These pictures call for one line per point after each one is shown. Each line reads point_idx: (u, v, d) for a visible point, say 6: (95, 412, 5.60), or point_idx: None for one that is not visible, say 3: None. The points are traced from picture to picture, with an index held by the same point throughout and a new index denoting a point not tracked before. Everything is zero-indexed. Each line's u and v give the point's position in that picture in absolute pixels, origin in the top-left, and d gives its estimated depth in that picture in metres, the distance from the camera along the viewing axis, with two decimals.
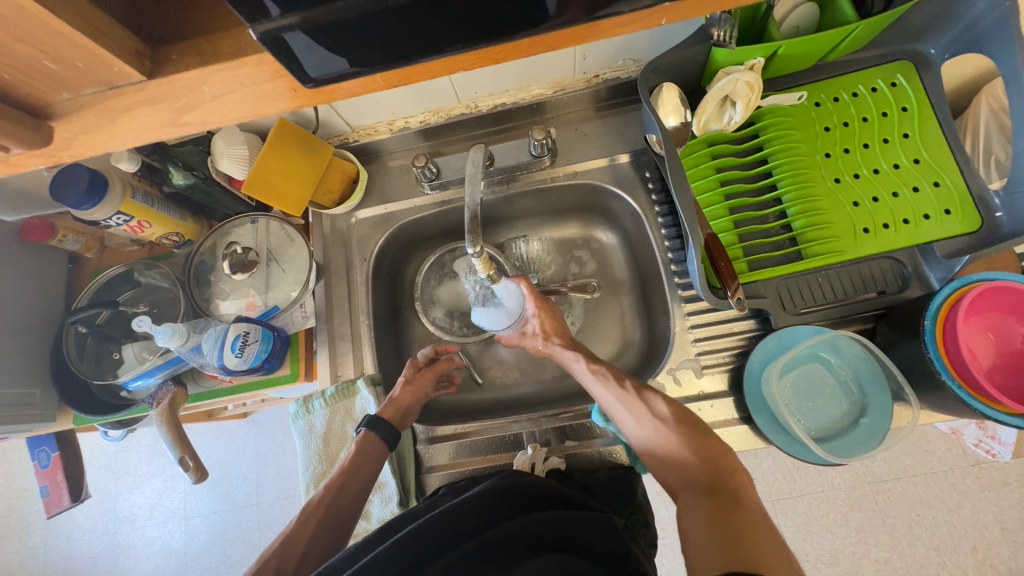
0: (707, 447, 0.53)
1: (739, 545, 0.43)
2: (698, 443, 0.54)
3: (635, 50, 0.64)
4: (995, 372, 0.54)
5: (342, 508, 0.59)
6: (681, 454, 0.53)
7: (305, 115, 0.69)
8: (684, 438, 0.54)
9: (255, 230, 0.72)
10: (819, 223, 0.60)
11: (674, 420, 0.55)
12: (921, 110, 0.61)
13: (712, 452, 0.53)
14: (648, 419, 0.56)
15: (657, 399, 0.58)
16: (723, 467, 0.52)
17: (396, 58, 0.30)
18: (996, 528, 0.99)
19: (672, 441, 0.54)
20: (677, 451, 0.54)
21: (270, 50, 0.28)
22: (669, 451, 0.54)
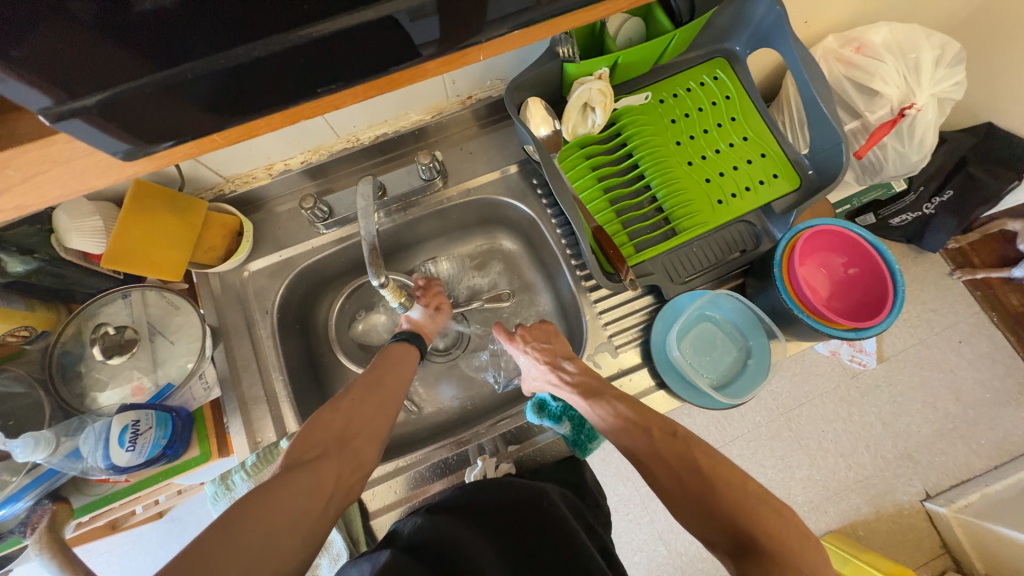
0: (749, 504, 0.47)
1: None
2: (734, 495, 0.47)
3: (500, 70, 0.69)
4: (833, 298, 0.66)
5: (377, 388, 0.60)
6: (716, 510, 0.47)
7: (166, 173, 0.63)
8: (702, 487, 0.49)
9: (129, 305, 0.64)
10: (683, 202, 0.69)
11: (690, 467, 0.50)
12: (740, 96, 0.73)
13: (740, 500, 0.47)
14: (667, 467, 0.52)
15: (669, 441, 0.53)
16: (770, 525, 0.45)
17: (237, 115, 0.31)
18: (879, 425, 1.19)
19: (705, 491, 0.49)
20: (711, 508, 0.48)
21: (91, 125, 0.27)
22: (695, 506, 0.49)
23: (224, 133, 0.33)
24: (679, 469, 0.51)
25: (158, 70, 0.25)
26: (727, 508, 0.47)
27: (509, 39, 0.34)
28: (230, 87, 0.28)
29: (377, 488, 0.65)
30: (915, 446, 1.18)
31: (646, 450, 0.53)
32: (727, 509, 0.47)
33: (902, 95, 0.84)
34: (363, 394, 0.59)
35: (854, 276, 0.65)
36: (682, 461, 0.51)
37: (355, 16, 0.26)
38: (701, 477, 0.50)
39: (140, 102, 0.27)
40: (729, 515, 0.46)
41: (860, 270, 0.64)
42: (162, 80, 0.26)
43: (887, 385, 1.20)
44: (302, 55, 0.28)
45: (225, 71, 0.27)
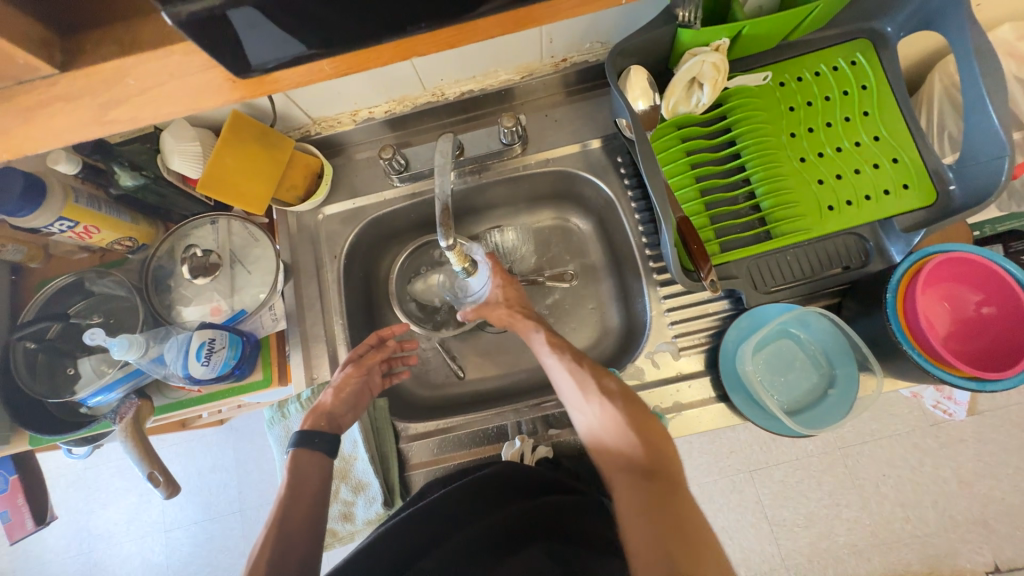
0: (653, 436, 0.54)
1: (672, 538, 0.46)
2: (641, 426, 0.54)
3: (601, 33, 0.63)
4: (951, 338, 0.56)
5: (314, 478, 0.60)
6: (626, 440, 0.54)
7: (261, 108, 0.65)
8: (626, 421, 0.55)
9: (216, 231, 0.68)
10: (786, 203, 0.61)
11: (620, 399, 0.57)
12: (880, 88, 0.62)
13: (655, 436, 0.54)
14: (597, 397, 0.57)
15: (607, 379, 0.59)
16: (665, 459, 0.54)
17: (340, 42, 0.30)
18: (954, 482, 1.06)
19: (630, 425, 0.55)
20: (623, 436, 0.55)
21: (202, 36, 0.27)
22: (613, 434, 0.55)
23: (333, 62, 0.33)
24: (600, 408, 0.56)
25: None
26: (635, 437, 0.54)
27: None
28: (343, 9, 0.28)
29: (412, 445, 0.66)
30: (994, 514, 1.04)
31: (580, 390, 0.58)
32: (636, 437, 0.54)
33: None
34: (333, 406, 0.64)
35: (987, 317, 0.55)
36: (616, 392, 0.57)
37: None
38: (631, 412, 0.56)
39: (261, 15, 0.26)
40: (634, 442, 0.54)
41: (997, 310, 0.54)
42: None
43: (974, 440, 1.06)
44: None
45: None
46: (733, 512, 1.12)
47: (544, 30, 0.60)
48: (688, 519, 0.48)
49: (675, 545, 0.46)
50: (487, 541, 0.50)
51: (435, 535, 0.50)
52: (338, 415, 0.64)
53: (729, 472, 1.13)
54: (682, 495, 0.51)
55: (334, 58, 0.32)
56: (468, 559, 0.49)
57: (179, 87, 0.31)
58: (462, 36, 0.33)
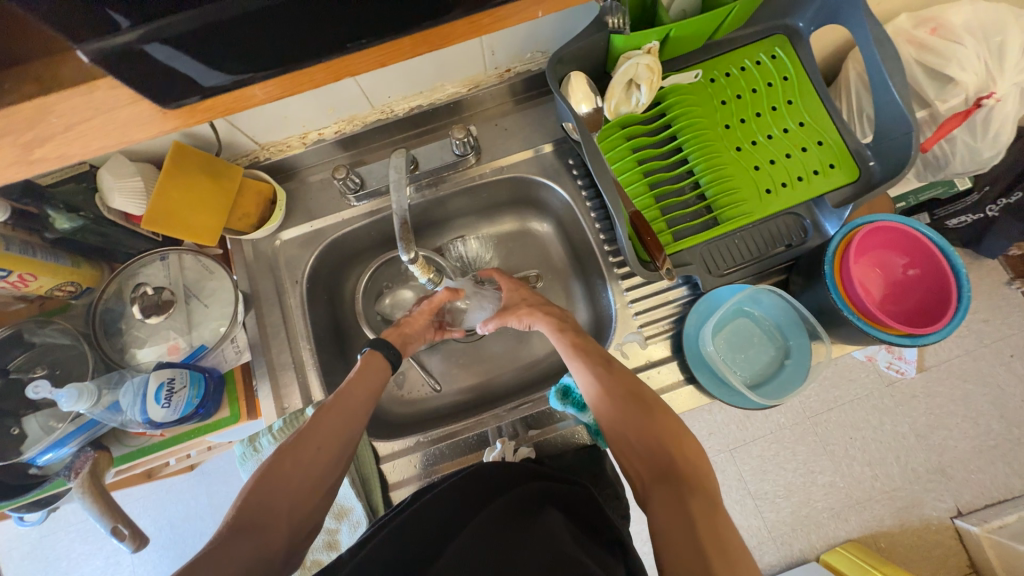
0: (687, 445, 0.52)
1: (711, 541, 0.43)
2: (674, 432, 0.53)
3: (541, 42, 0.66)
4: (886, 301, 0.61)
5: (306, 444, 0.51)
6: (654, 444, 0.52)
7: (204, 138, 0.63)
8: (653, 421, 0.53)
9: (167, 267, 0.66)
10: (728, 190, 0.65)
11: (644, 400, 0.55)
12: (799, 79, 0.67)
13: (684, 440, 0.52)
14: (622, 400, 0.55)
15: (627, 380, 0.57)
16: (696, 464, 0.51)
17: (261, 62, 0.30)
18: (912, 436, 1.13)
19: (660, 422, 0.53)
20: (649, 439, 0.52)
21: (120, 66, 0.27)
22: (641, 437, 0.53)
23: (264, 87, 0.33)
24: (630, 407, 0.55)
25: (195, 5, 0.26)
26: (664, 440, 0.52)
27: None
28: (268, 24, 0.28)
29: (392, 462, 0.65)
30: (949, 461, 1.12)
31: (604, 391, 0.57)
32: (668, 443, 0.52)
33: (980, 83, 0.78)
34: (325, 418, 0.54)
35: (914, 278, 0.60)
36: (639, 393, 0.56)
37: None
38: (659, 410, 0.54)
39: (196, 34, 0.27)
40: (666, 448, 0.51)
41: (922, 270, 0.59)
42: (185, 22, 0.26)
43: (925, 395, 1.14)
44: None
45: (270, 8, 0.27)
46: None
47: (484, 38, 0.61)
48: (732, 536, 0.44)
49: (719, 560, 0.42)
50: (507, 517, 0.49)
51: (457, 519, 0.49)
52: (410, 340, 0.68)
53: (710, 452, 1.17)
54: (717, 500, 0.48)
55: (265, 82, 0.33)
56: (502, 521, 0.48)
57: (108, 120, 0.31)
58: (397, 52, 0.34)
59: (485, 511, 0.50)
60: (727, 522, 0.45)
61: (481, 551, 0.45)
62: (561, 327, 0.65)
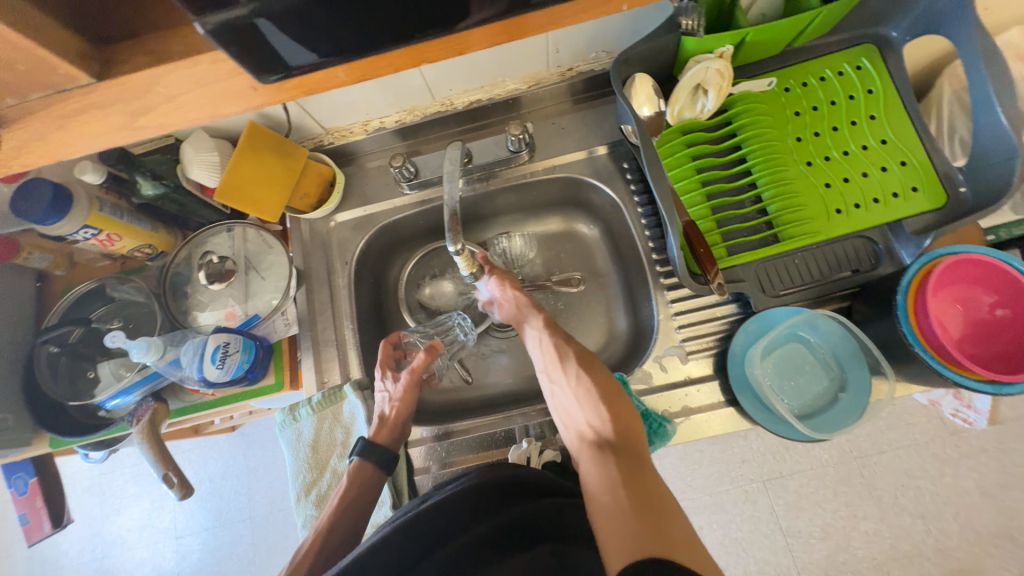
0: (625, 415, 0.55)
1: (633, 499, 0.45)
2: (616, 404, 0.56)
3: (607, 41, 0.64)
4: (965, 342, 0.55)
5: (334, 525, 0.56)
6: (596, 411, 0.56)
7: (276, 120, 0.67)
8: (597, 392, 0.57)
9: (232, 238, 0.71)
10: (793, 207, 0.61)
11: (593, 374, 0.58)
12: (886, 93, 0.63)
13: (625, 412, 0.55)
14: (574, 371, 0.59)
15: (580, 355, 0.61)
16: (634, 434, 0.54)
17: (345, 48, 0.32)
18: (976, 494, 1.03)
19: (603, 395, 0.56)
20: (595, 410, 0.56)
21: (224, 40, 0.28)
22: (586, 405, 0.57)
23: (348, 69, 0.34)
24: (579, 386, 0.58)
25: None
26: (607, 412, 0.55)
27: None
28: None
29: (421, 447, 0.66)
30: (1020, 527, 1.01)
31: (560, 363, 0.61)
32: (607, 412, 0.55)
33: None
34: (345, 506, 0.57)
35: (1003, 319, 0.54)
36: (588, 366, 0.59)
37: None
38: (606, 386, 0.57)
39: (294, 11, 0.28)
40: (604, 417, 0.55)
41: (1012, 312, 0.53)
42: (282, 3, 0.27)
43: (996, 451, 1.04)
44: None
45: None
46: (747, 524, 1.10)
47: (550, 36, 0.61)
48: (659, 491, 0.46)
49: (640, 508, 0.43)
50: (502, 539, 0.49)
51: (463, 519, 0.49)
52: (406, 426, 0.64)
53: (741, 482, 1.11)
54: (647, 466, 0.50)
55: (349, 65, 0.34)
56: (497, 545, 0.48)
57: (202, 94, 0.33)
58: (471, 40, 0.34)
59: (495, 522, 0.50)
60: (656, 486, 0.47)
61: (479, 564, 0.47)
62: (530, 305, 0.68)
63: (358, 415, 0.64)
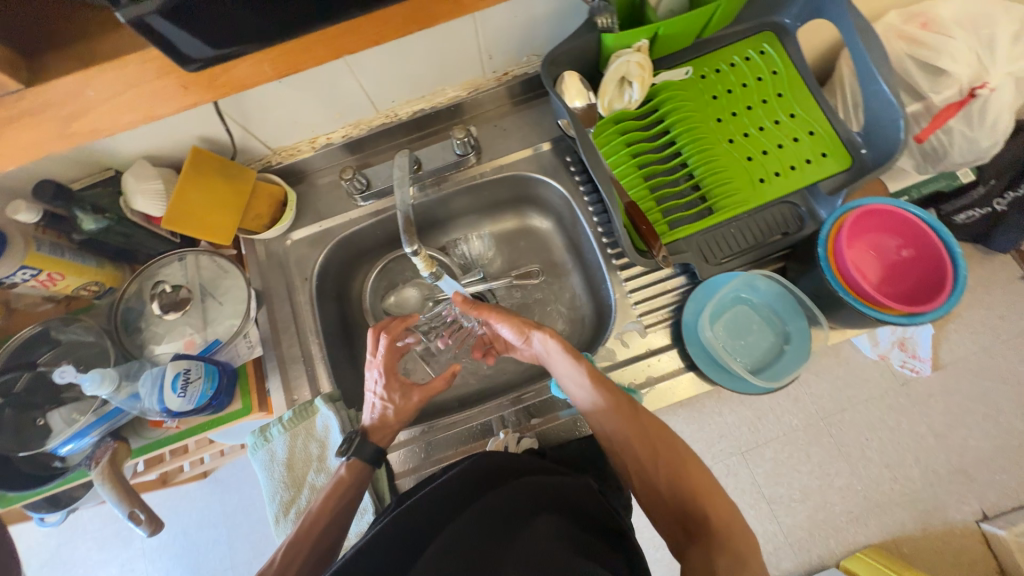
0: (707, 491, 0.53)
1: None
2: (700, 486, 0.53)
3: (536, 45, 0.69)
4: (884, 284, 0.62)
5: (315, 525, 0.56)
6: (674, 492, 0.53)
7: (220, 143, 0.67)
8: (674, 473, 0.54)
9: (184, 267, 0.69)
10: (722, 181, 0.67)
11: (665, 450, 0.55)
12: (788, 72, 0.70)
13: (706, 493, 0.53)
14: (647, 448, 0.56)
15: (652, 427, 0.57)
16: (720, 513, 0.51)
17: None
18: (930, 436, 1.11)
19: (677, 471, 0.54)
20: (673, 490, 0.53)
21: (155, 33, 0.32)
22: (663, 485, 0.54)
23: (273, 66, 0.45)
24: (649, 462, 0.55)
25: None
26: (687, 495, 0.53)
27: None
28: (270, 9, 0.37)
29: (399, 450, 0.67)
30: (970, 462, 1.09)
31: (631, 435, 0.57)
32: (688, 494, 0.53)
33: (974, 74, 0.82)
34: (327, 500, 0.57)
35: (908, 259, 0.61)
36: (662, 441, 0.56)
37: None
38: (678, 461, 0.55)
39: None
40: (685, 497, 0.53)
41: (915, 251, 0.60)
42: None
43: (942, 395, 1.12)
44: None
45: None
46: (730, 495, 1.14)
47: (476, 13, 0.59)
48: None
49: None
50: (497, 516, 0.48)
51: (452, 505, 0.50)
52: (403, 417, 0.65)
53: (720, 455, 1.15)
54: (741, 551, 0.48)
55: (274, 61, 0.45)
56: (492, 525, 0.47)
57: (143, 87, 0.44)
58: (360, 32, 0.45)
59: (490, 499, 0.49)
60: None
61: (476, 545, 0.45)
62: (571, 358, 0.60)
63: (332, 426, 0.63)
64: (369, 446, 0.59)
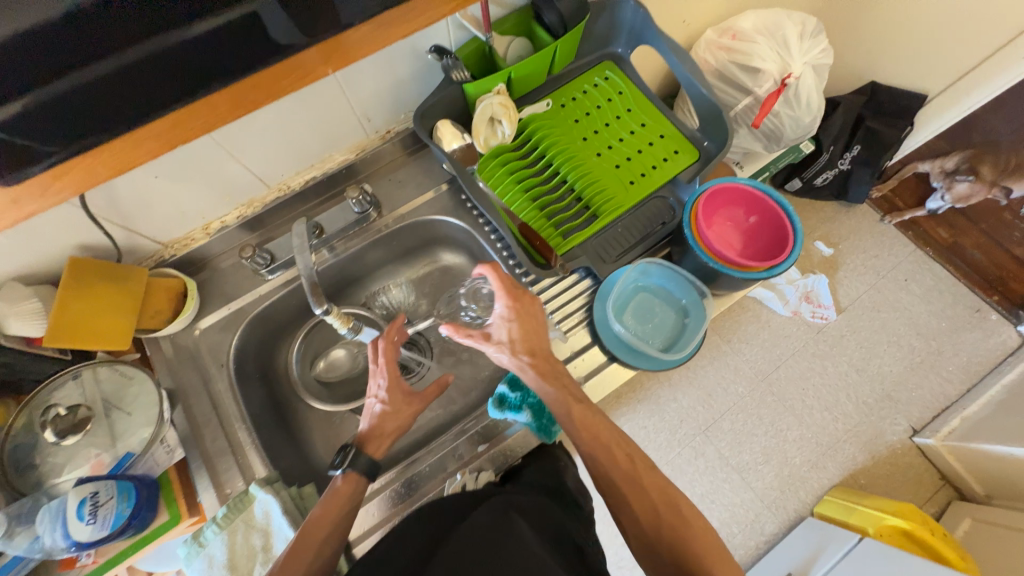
0: (712, 553, 0.50)
1: None
2: (706, 547, 0.50)
3: (410, 103, 0.75)
4: (745, 248, 0.71)
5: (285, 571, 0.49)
6: (676, 557, 0.50)
7: (101, 248, 0.65)
8: (675, 536, 0.51)
9: (81, 384, 0.64)
10: (599, 189, 0.75)
11: (661, 513, 0.52)
12: (631, 91, 0.81)
13: (712, 555, 0.50)
14: (641, 514, 0.52)
15: (645, 489, 0.53)
16: (727, 574, 0.49)
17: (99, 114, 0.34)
18: None
19: (677, 531, 0.51)
20: (677, 557, 0.50)
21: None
22: (665, 550, 0.51)
23: (107, 166, 0.38)
24: (652, 515, 0.52)
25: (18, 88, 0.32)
26: (693, 562, 0.49)
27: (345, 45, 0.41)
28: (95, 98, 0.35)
29: None
30: (891, 386, 1.16)
31: (623, 501, 0.53)
32: (692, 558, 0.49)
33: (780, 67, 1.01)
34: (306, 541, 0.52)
35: (756, 223, 0.71)
36: (654, 503, 0.53)
37: (194, 26, 0.35)
38: (678, 518, 0.52)
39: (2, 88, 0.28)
40: (688, 564, 0.49)
41: (759, 216, 0.70)
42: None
43: (852, 333, 1.20)
44: (165, 59, 0.36)
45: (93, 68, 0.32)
46: None
47: (339, 76, 0.63)
48: None
49: None
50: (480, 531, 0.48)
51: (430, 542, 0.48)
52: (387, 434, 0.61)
53: None
54: None
55: (106, 161, 0.38)
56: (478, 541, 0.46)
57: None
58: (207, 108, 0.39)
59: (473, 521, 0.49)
60: None
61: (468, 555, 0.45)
62: (564, 397, 0.57)
63: (272, 510, 0.60)
64: (364, 457, 0.58)
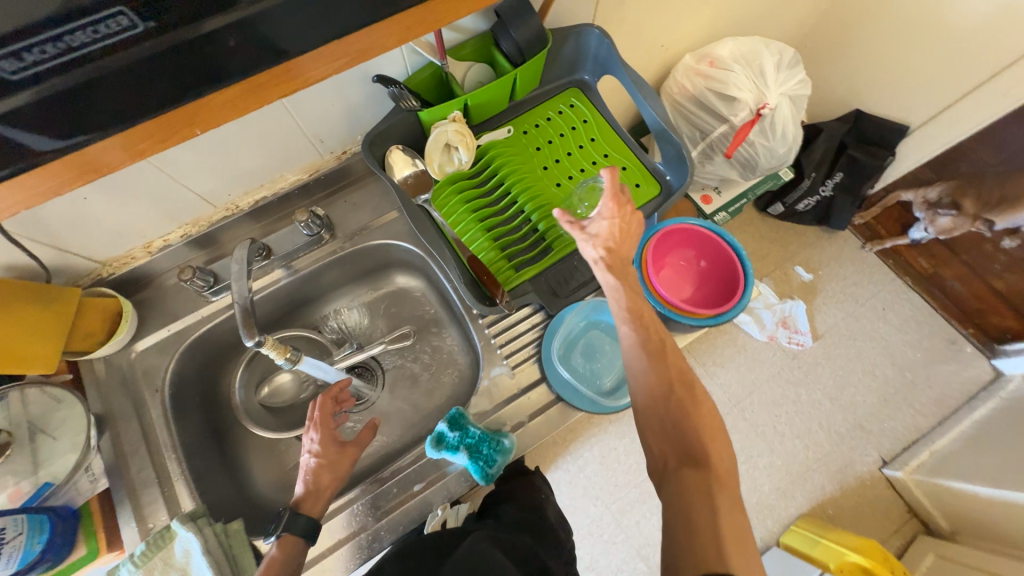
0: (713, 430, 0.47)
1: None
2: (707, 424, 0.47)
3: (365, 125, 0.73)
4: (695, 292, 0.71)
5: None
6: (674, 423, 0.47)
7: (29, 268, 0.63)
8: (680, 403, 0.47)
9: (6, 407, 0.61)
10: (555, 221, 0.73)
11: (672, 380, 0.49)
12: (596, 119, 0.79)
13: (711, 429, 0.47)
14: (650, 382, 0.49)
15: (665, 356, 0.50)
16: (724, 452, 0.46)
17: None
18: None
19: (683, 405, 0.47)
20: (674, 422, 0.47)
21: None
22: (664, 417, 0.47)
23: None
24: (660, 396, 0.48)
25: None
26: (688, 430, 0.46)
27: (263, 82, 0.38)
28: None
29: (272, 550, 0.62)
30: (863, 416, 1.09)
31: (642, 363, 0.50)
32: (690, 420, 0.46)
33: (756, 97, 0.99)
34: None
35: (706, 267, 0.70)
36: (670, 371, 0.49)
37: (79, 70, 0.33)
38: (687, 389, 0.49)
39: None
40: (684, 430, 0.46)
41: (710, 261, 0.70)
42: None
43: (827, 361, 1.13)
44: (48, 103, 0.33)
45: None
46: None
47: (286, 101, 0.61)
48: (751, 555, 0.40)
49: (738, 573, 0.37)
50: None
51: None
52: (325, 487, 0.60)
53: None
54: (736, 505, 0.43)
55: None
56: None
57: None
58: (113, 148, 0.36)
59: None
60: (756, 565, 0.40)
61: None
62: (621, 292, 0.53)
63: (192, 550, 0.57)
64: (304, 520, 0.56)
